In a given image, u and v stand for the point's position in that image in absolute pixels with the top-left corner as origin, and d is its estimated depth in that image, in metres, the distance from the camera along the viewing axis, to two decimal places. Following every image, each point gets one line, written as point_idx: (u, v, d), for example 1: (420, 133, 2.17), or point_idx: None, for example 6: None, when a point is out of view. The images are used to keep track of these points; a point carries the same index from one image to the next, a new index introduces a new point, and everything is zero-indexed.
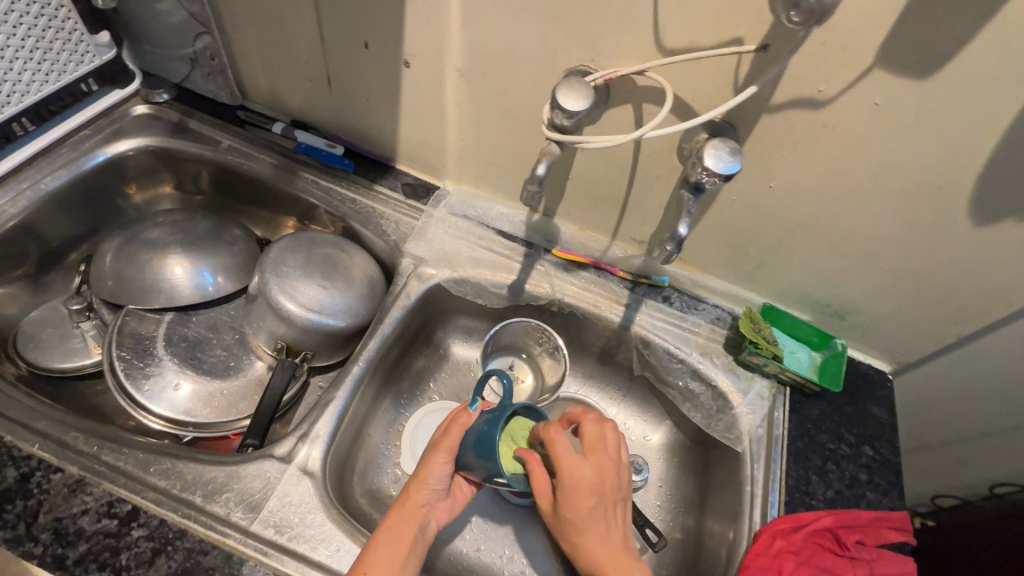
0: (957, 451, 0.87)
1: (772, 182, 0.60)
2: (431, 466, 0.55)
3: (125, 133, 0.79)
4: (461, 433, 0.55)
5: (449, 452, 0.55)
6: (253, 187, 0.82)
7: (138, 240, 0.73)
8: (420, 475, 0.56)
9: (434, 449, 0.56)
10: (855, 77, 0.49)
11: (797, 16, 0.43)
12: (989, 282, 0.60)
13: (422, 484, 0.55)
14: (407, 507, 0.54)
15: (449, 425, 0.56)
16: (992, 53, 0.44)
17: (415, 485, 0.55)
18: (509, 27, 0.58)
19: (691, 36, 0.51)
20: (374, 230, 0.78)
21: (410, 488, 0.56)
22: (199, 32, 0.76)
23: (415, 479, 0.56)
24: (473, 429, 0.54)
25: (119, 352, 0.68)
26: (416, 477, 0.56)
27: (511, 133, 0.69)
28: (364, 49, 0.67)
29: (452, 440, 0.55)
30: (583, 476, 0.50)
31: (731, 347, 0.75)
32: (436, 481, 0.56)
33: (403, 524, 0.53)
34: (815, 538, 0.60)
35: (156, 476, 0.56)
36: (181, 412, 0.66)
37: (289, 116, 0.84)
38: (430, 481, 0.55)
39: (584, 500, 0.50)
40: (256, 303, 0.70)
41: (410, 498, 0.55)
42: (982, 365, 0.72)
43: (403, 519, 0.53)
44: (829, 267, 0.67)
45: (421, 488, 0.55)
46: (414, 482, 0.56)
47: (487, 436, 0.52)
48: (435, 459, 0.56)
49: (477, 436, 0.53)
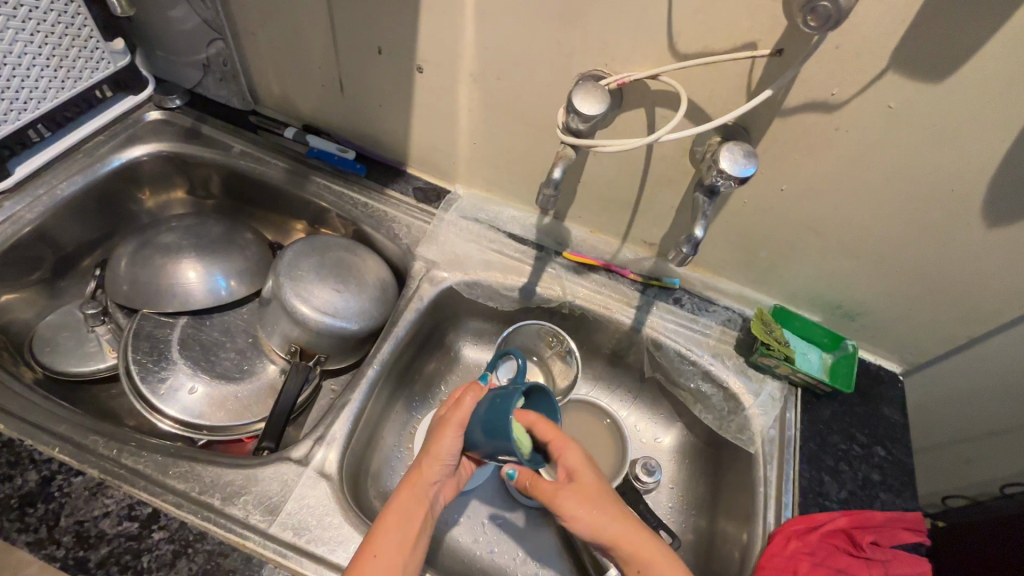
0: (968, 450, 0.87)
1: (783, 184, 0.61)
2: (442, 441, 0.54)
3: (139, 139, 0.80)
4: (472, 405, 0.55)
5: (460, 427, 0.55)
6: (264, 192, 0.83)
7: (153, 245, 0.73)
8: (429, 449, 0.55)
9: (445, 422, 0.55)
10: (869, 81, 0.50)
11: (813, 22, 0.43)
12: (1002, 284, 0.60)
13: (433, 458, 0.54)
14: (418, 482, 0.53)
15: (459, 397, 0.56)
16: (1005, 58, 0.45)
17: (426, 461, 0.54)
18: (523, 32, 0.58)
19: (704, 41, 0.52)
20: (386, 234, 0.79)
21: (419, 461, 0.55)
22: (213, 38, 0.76)
23: (426, 453, 0.55)
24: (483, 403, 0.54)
25: (135, 355, 0.69)
26: (427, 449, 0.55)
27: (523, 137, 0.69)
28: (377, 55, 0.67)
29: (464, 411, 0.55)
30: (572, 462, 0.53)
31: (742, 348, 0.75)
32: (446, 457, 0.55)
33: (414, 500, 0.53)
34: (830, 539, 0.61)
35: (175, 478, 0.56)
36: (195, 416, 0.67)
37: (301, 121, 0.84)
38: (441, 456, 0.54)
39: (588, 477, 0.52)
40: (271, 306, 0.71)
41: (420, 472, 0.54)
42: (991, 365, 0.73)
43: (413, 494, 0.53)
44: (841, 269, 0.67)
45: (432, 463, 0.54)
46: (424, 458, 0.55)
47: (499, 410, 0.51)
48: (446, 432, 0.55)
49: (483, 414, 0.52)
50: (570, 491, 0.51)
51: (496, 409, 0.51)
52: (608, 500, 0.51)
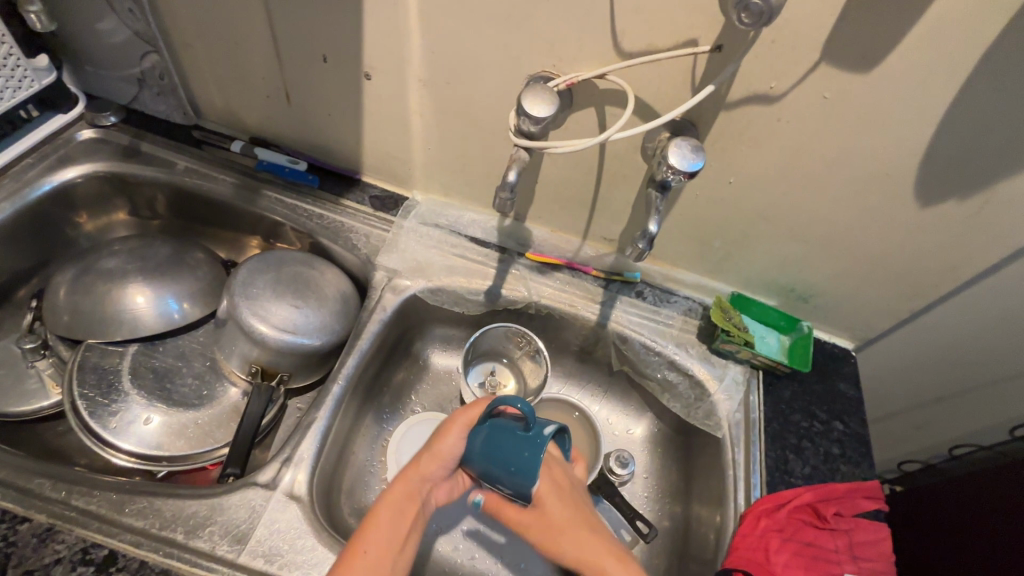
0: (917, 416, 0.92)
1: (732, 177, 0.63)
2: (445, 440, 0.54)
3: (72, 159, 0.75)
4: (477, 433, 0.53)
5: (464, 429, 0.54)
6: (213, 209, 0.80)
7: (94, 271, 0.69)
8: (432, 448, 0.54)
9: (451, 421, 0.55)
10: (803, 74, 0.52)
11: (747, 19, 0.45)
12: (936, 260, 0.64)
13: (433, 458, 0.53)
14: (415, 476, 0.52)
15: (469, 404, 0.56)
16: (925, 48, 0.48)
17: (427, 456, 0.53)
18: (470, 36, 0.58)
19: (647, 40, 0.53)
20: (344, 245, 0.77)
21: (419, 459, 0.53)
22: (146, 51, 0.73)
23: (428, 450, 0.54)
24: (491, 420, 0.53)
25: (81, 390, 0.65)
26: (430, 447, 0.54)
27: (477, 141, 0.69)
28: (322, 62, 0.66)
29: (472, 417, 0.55)
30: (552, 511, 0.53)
31: (705, 336, 0.77)
32: (448, 458, 0.54)
33: (406, 498, 0.51)
34: (798, 514, 0.63)
35: (133, 516, 0.53)
36: (152, 448, 0.64)
37: (247, 134, 0.82)
38: (442, 455, 0.53)
39: (552, 506, 0.53)
40: (227, 327, 0.69)
41: (418, 471, 0.52)
42: (932, 334, 0.78)
43: (406, 492, 0.51)
44: (792, 254, 0.70)
45: (432, 461, 0.53)
46: (425, 454, 0.54)
47: (525, 459, 0.49)
48: (450, 432, 0.54)
49: (499, 443, 0.51)
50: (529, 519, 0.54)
51: (517, 445, 0.50)
52: (570, 524, 0.53)
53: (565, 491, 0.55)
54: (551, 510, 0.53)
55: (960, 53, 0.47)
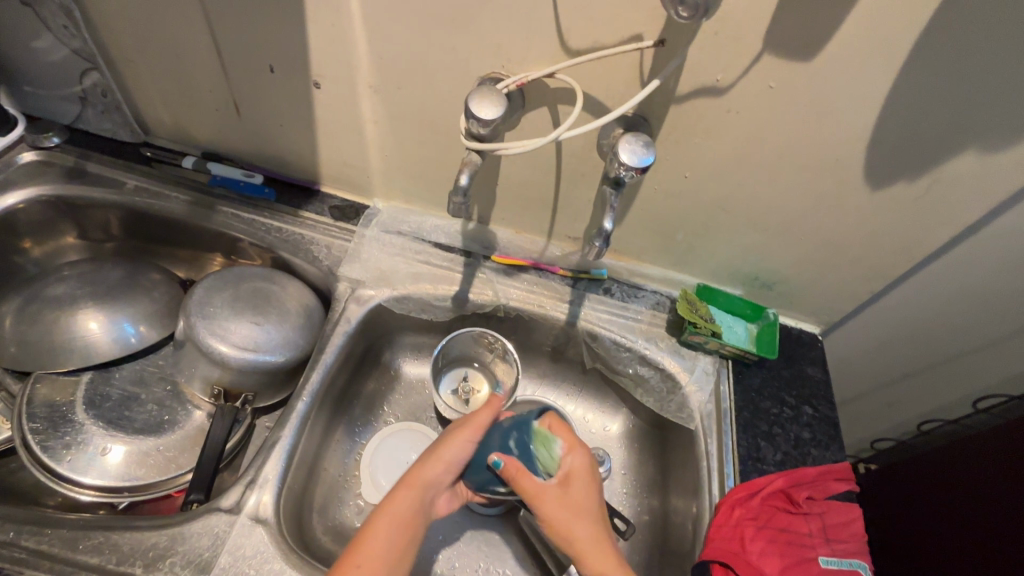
0: (886, 395, 0.93)
1: (688, 170, 0.63)
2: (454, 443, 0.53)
3: (12, 184, 0.73)
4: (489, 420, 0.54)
5: (477, 432, 0.54)
6: (167, 228, 0.77)
7: (42, 299, 0.67)
8: (436, 450, 0.53)
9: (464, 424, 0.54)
10: (747, 65, 0.52)
11: (685, 12, 0.45)
12: (890, 242, 0.65)
13: (438, 461, 0.52)
14: (418, 483, 0.51)
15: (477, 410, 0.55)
16: (861, 35, 0.48)
17: (428, 462, 0.52)
18: (416, 39, 0.57)
19: (592, 37, 0.53)
20: (305, 258, 0.76)
21: (422, 461, 0.53)
22: (86, 68, 0.70)
23: (431, 455, 0.53)
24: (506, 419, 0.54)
25: (32, 425, 0.62)
26: (433, 451, 0.53)
27: (433, 145, 0.68)
28: (270, 73, 0.64)
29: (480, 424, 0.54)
30: (579, 494, 0.52)
31: (674, 329, 0.77)
32: (451, 464, 0.53)
33: (406, 507, 0.50)
34: (771, 501, 0.63)
35: (88, 553, 0.52)
36: (113, 479, 0.61)
37: (199, 149, 0.79)
38: (445, 460, 0.52)
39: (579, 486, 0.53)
40: (185, 349, 0.67)
41: (421, 475, 0.52)
42: (893, 313, 0.79)
43: (408, 501, 0.50)
44: (753, 243, 0.70)
45: (435, 466, 0.52)
46: (427, 458, 0.53)
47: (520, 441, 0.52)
48: (458, 438, 0.53)
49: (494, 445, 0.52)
50: (554, 494, 0.51)
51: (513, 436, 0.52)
52: (585, 514, 0.52)
53: (592, 485, 0.54)
54: (575, 492, 0.52)
55: (895, 39, 0.48)
